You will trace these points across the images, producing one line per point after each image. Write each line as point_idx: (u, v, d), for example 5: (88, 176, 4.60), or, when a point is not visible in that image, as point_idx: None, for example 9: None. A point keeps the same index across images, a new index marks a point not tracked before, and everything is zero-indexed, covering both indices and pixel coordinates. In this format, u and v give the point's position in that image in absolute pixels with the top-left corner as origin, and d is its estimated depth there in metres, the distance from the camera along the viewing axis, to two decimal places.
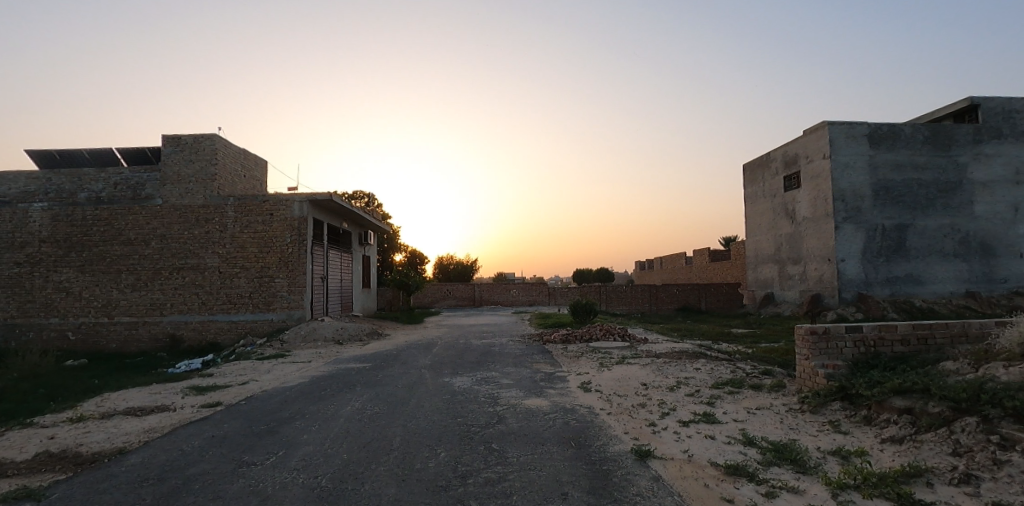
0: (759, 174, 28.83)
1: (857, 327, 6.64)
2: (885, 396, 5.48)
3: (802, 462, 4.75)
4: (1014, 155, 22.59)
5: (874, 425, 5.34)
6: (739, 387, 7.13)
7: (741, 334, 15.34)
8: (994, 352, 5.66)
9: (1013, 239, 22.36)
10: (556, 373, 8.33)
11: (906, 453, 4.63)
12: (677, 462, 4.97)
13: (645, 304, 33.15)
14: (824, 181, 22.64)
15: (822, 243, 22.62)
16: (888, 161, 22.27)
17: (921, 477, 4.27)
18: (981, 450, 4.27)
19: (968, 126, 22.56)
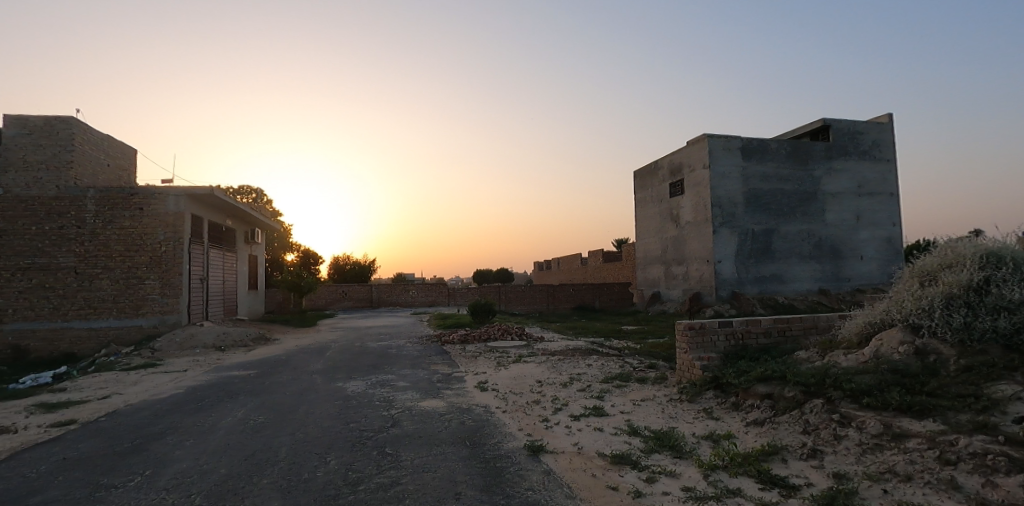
0: (648, 181, 30.77)
1: (728, 321, 7.20)
2: (751, 383, 6.03)
3: (679, 447, 5.17)
4: (857, 170, 26.05)
5: (741, 411, 5.86)
6: (626, 380, 7.48)
7: (629, 330, 16.24)
8: (837, 342, 6.47)
9: (856, 244, 25.69)
10: (454, 374, 8.27)
11: (766, 434, 5.21)
12: (568, 455, 5.15)
13: (543, 304, 34.07)
14: (704, 189, 24.69)
15: (702, 245, 24.63)
16: (758, 172, 24.78)
17: (777, 454, 4.94)
18: (825, 428, 5.01)
19: (821, 145, 25.70)
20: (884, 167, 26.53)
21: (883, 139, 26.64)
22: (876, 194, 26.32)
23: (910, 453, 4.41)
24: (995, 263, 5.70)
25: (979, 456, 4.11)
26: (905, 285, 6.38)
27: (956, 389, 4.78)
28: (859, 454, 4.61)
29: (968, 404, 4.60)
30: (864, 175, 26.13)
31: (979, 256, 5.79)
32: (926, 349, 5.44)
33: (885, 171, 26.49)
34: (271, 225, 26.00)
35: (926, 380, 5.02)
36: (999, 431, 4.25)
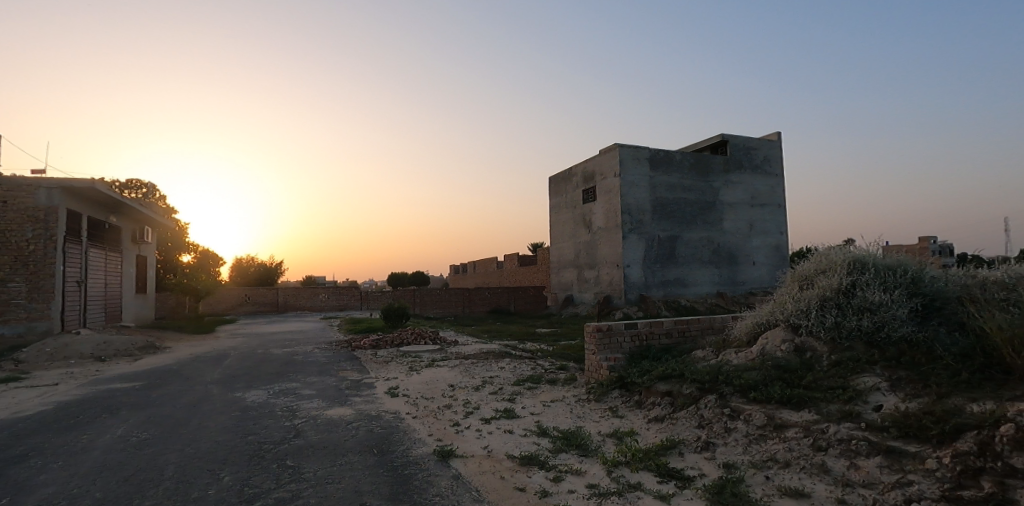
0: (562, 187, 31.71)
1: (633, 323, 7.56)
2: (653, 382, 6.37)
3: (585, 445, 5.36)
4: (751, 183, 28.32)
5: (643, 408, 6.17)
6: (538, 382, 7.65)
7: (541, 333, 16.67)
8: (730, 341, 7.00)
9: (749, 250, 27.93)
10: (363, 380, 8.07)
11: (665, 429, 5.51)
12: (477, 459, 5.17)
13: (460, 307, 33.85)
14: (615, 197, 25.90)
15: (613, 250, 25.81)
16: (664, 182, 26.34)
17: (675, 447, 5.25)
18: (717, 421, 5.40)
19: (719, 158, 27.71)
20: (773, 180, 28.94)
21: (773, 155, 29.08)
22: (767, 205, 28.67)
23: (789, 441, 4.87)
24: (859, 269, 6.48)
25: (845, 442, 4.63)
26: (786, 287, 7.07)
27: (828, 382, 5.34)
28: (746, 445, 5.02)
29: (837, 394, 5.16)
30: (757, 187, 28.43)
31: (847, 263, 6.53)
32: (803, 347, 6.05)
33: (774, 184, 28.91)
34: (164, 224, 24.10)
35: (804, 374, 5.58)
36: (861, 419, 4.82)
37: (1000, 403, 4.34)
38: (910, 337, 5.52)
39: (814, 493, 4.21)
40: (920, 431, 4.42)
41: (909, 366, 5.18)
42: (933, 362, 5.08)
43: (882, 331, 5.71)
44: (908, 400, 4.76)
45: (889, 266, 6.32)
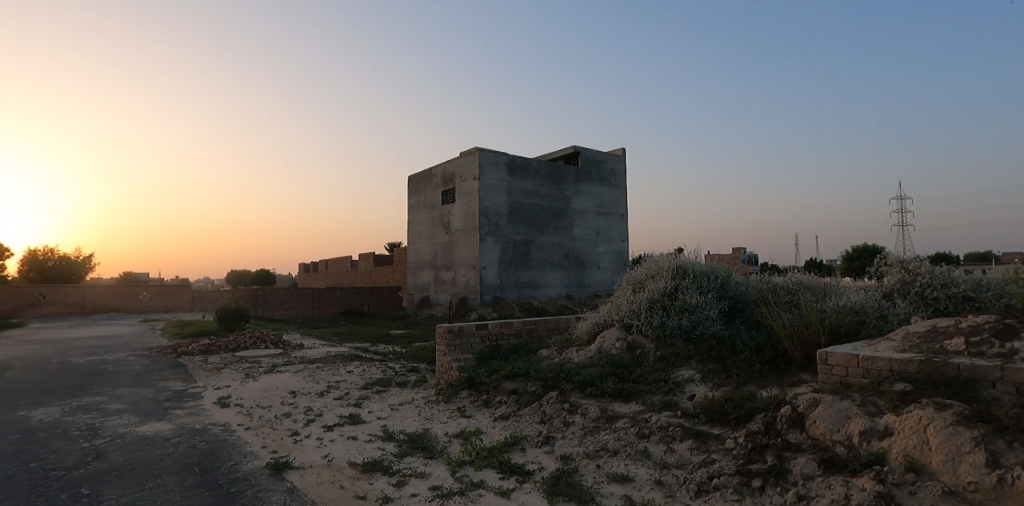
0: (420, 186, 31.05)
1: (484, 324, 7.83)
2: (500, 381, 6.64)
3: (431, 448, 5.42)
4: (598, 193, 30.39)
5: (490, 407, 6.38)
6: (386, 385, 7.59)
7: (396, 334, 16.49)
8: (573, 340, 7.53)
9: (595, 255, 29.86)
10: (189, 391, 7.46)
11: (510, 427, 5.76)
12: (316, 469, 4.97)
13: (307, 308, 29.03)
14: (473, 199, 26.20)
15: (469, 252, 26.13)
16: (520, 188, 27.29)
17: (518, 443, 5.49)
18: (557, 416, 5.76)
19: (571, 169, 29.40)
20: (616, 192, 31.25)
21: (618, 168, 31.47)
22: (612, 214, 30.89)
23: (619, 431, 5.33)
24: (681, 274, 7.43)
25: (664, 429, 5.21)
26: (622, 290, 7.88)
27: (652, 375, 5.98)
28: (582, 436, 5.41)
29: (660, 387, 5.78)
30: (604, 198, 30.58)
31: (671, 268, 7.48)
32: (634, 344, 6.72)
33: (617, 195, 31.24)
34: None
35: (633, 369, 6.19)
36: (678, 407, 5.44)
37: (782, 388, 5.21)
38: (718, 334, 6.40)
39: (637, 477, 4.69)
40: (723, 416, 5.14)
41: (716, 360, 5.98)
42: (735, 354, 5.94)
43: (697, 329, 6.55)
44: (714, 389, 5.47)
45: (703, 272, 7.34)
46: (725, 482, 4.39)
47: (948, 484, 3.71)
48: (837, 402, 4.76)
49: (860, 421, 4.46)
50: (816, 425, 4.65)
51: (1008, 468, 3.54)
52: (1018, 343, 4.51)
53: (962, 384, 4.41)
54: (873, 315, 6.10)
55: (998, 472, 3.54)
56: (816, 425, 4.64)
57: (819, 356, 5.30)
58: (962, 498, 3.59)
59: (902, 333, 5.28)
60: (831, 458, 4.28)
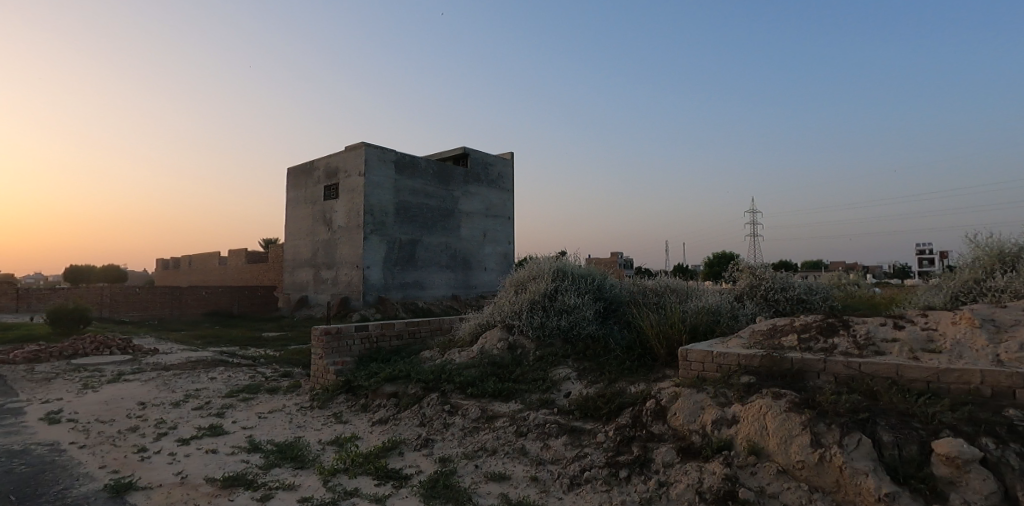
0: (301, 180, 28.10)
1: (364, 326, 7.59)
2: (379, 384, 6.47)
3: (302, 457, 5.11)
4: (485, 195, 29.86)
5: (368, 411, 6.18)
6: (255, 393, 7.05)
7: (271, 338, 15.32)
8: (456, 341, 7.55)
9: (481, 255, 29.15)
10: (6, 406, 6.35)
11: (388, 431, 5.62)
12: (165, 488, 4.43)
13: (163, 310, 24.97)
14: (358, 196, 24.37)
15: (352, 250, 24.32)
16: (407, 187, 25.98)
17: (396, 448, 5.36)
18: (437, 418, 5.72)
19: (458, 169, 28.52)
20: (502, 195, 30.73)
21: (505, 172, 31.07)
22: (498, 215, 30.38)
23: (498, 431, 5.39)
24: (561, 277, 7.81)
25: (541, 426, 5.36)
26: (505, 291, 8.10)
27: (531, 374, 6.14)
28: (462, 437, 5.41)
29: (538, 385, 5.95)
30: (490, 200, 30.14)
31: (552, 271, 7.85)
32: (515, 344, 6.87)
33: (504, 198, 30.77)
34: None
35: (513, 369, 6.32)
36: (554, 404, 5.64)
37: (649, 383, 5.56)
38: (593, 333, 6.77)
39: (513, 475, 4.77)
40: (595, 411, 5.40)
41: (591, 358, 6.29)
42: (608, 353, 6.30)
43: (574, 329, 6.87)
44: (588, 386, 5.73)
45: (581, 275, 7.76)
46: (595, 474, 4.62)
47: (781, 464, 4.31)
48: (694, 395, 5.16)
49: (713, 411, 4.91)
50: (676, 416, 5.03)
51: (827, 447, 4.17)
52: (837, 339, 5.24)
53: (793, 375, 5.03)
54: (726, 315, 6.81)
55: (820, 451, 4.16)
56: (676, 416, 5.02)
57: (681, 354, 5.70)
58: (793, 475, 4.22)
59: (749, 331, 5.91)
60: (688, 446, 4.70)
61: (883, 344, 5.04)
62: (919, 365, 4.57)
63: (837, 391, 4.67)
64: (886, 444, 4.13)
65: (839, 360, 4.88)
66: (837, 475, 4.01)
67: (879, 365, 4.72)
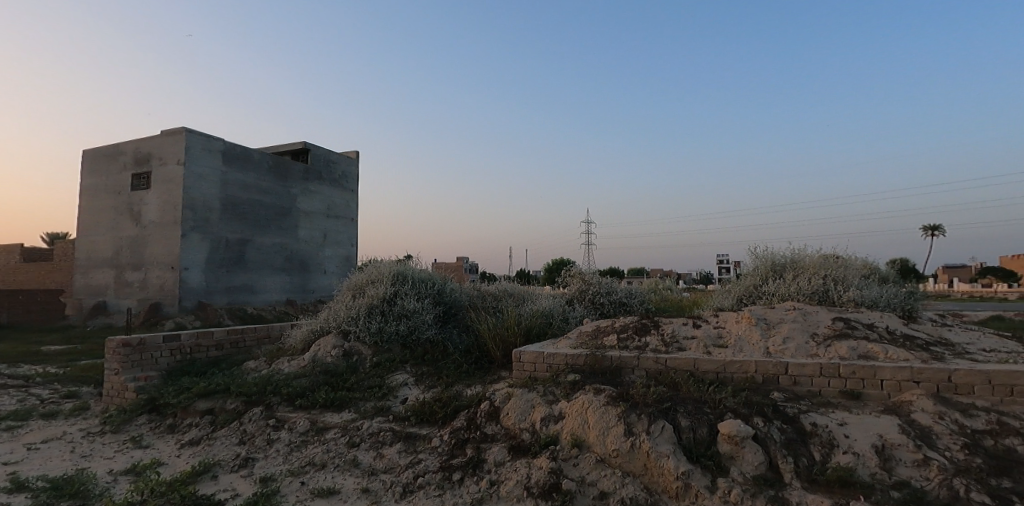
0: (103, 166, 18.12)
1: (175, 336, 7.11)
2: (191, 401, 6.01)
3: (86, 492, 4.32)
4: (328, 195, 21.37)
5: (177, 432, 5.72)
6: (25, 420, 5.96)
7: (56, 353, 12.62)
8: (285, 349, 7.31)
9: (321, 258, 20.87)
10: None
11: (201, 453, 5.14)
12: None
13: None
14: (176, 190, 16.03)
15: (158, 249, 16.20)
16: (240, 182, 17.74)
17: (209, 471, 4.83)
18: (260, 434, 5.37)
19: (297, 164, 20.15)
20: (348, 196, 22.47)
21: (349, 172, 22.70)
22: (341, 218, 21.96)
23: (329, 443, 5.16)
24: (401, 281, 7.84)
25: (375, 435, 5.23)
26: (342, 296, 7.92)
27: (367, 381, 6.02)
28: (287, 453, 5.06)
29: (374, 393, 5.83)
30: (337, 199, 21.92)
31: (391, 276, 7.84)
32: (351, 350, 6.71)
33: (349, 199, 22.52)
34: None
35: (348, 377, 6.13)
36: (390, 411, 5.55)
37: (484, 385, 5.67)
38: (431, 338, 6.85)
39: (343, 488, 4.53)
40: (431, 416, 5.38)
41: (429, 363, 6.33)
42: (447, 357, 6.39)
43: (413, 334, 6.91)
44: (426, 391, 5.70)
45: (421, 279, 7.90)
46: (427, 479, 4.57)
47: (599, 454, 4.64)
48: (525, 394, 5.37)
49: (541, 409, 5.14)
50: (507, 416, 5.19)
51: (637, 435, 4.58)
52: (648, 338, 5.84)
53: (612, 371, 5.47)
54: (557, 318, 7.32)
55: (631, 439, 4.56)
56: (508, 416, 5.18)
57: (515, 356, 5.88)
58: (609, 463, 4.56)
59: (576, 333, 6.33)
60: (518, 444, 4.86)
61: (685, 341, 5.72)
62: (710, 358, 5.25)
63: (646, 384, 5.15)
64: (683, 429, 4.65)
65: (650, 357, 5.44)
66: (644, 459, 4.44)
67: (681, 359, 5.32)
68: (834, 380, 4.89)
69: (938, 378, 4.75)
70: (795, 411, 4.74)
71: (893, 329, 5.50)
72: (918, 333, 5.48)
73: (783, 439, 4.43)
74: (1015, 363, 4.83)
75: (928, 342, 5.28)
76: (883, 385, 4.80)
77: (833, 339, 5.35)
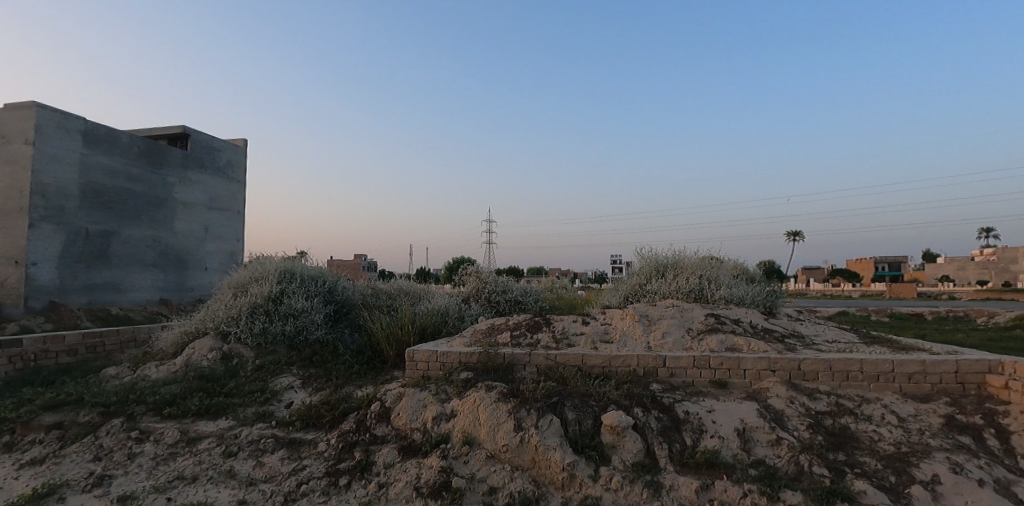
0: None
1: (16, 342, 6.60)
2: (34, 415, 5.28)
3: None
4: (211, 185, 18.36)
5: (13, 451, 4.95)
6: None
7: None
8: (154, 354, 6.90)
9: (202, 255, 17.88)
10: None
11: (44, 473, 4.50)
12: None
13: None
14: (21, 172, 13.22)
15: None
16: (106, 166, 14.97)
17: (54, 493, 4.23)
18: (119, 448, 4.81)
19: (173, 149, 17.11)
20: (235, 187, 19.47)
21: (236, 159, 19.57)
22: (226, 211, 19.02)
23: (201, 454, 4.73)
24: (288, 279, 7.70)
25: (255, 443, 4.87)
26: (222, 295, 7.68)
27: (248, 385, 5.74)
28: (151, 468, 4.57)
29: (255, 398, 5.54)
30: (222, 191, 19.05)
31: (277, 273, 7.66)
32: (231, 353, 6.52)
33: (236, 191, 19.52)
34: None
35: (226, 382, 5.84)
36: (272, 417, 5.26)
37: (375, 386, 5.57)
38: (321, 338, 6.84)
39: (216, 501, 4.14)
40: (318, 419, 5.15)
41: (317, 364, 6.28)
42: (336, 358, 6.36)
43: (300, 335, 6.85)
44: (312, 395, 5.54)
45: (310, 277, 7.85)
46: (311, 486, 4.30)
47: (490, 450, 4.65)
48: (417, 393, 5.31)
49: (433, 408, 5.09)
50: (399, 416, 5.07)
51: (526, 429, 4.65)
52: (539, 335, 6.07)
53: (504, 368, 5.57)
54: (452, 316, 7.79)
55: (521, 434, 4.61)
56: (399, 417, 5.06)
57: (408, 355, 5.82)
58: (498, 459, 4.57)
59: (471, 331, 6.43)
60: (409, 444, 4.74)
61: (573, 337, 6.03)
62: (596, 353, 5.54)
63: (536, 380, 5.30)
64: (570, 422, 4.81)
65: (541, 353, 5.61)
66: (533, 453, 4.50)
67: (570, 355, 5.55)
68: (705, 372, 5.35)
69: (790, 366, 5.37)
70: (671, 400, 5.10)
71: (755, 323, 6.24)
72: (775, 326, 6.31)
73: (660, 427, 4.72)
74: (848, 353, 5.64)
75: (783, 334, 6.09)
76: (745, 374, 5.34)
77: (705, 333, 5.92)
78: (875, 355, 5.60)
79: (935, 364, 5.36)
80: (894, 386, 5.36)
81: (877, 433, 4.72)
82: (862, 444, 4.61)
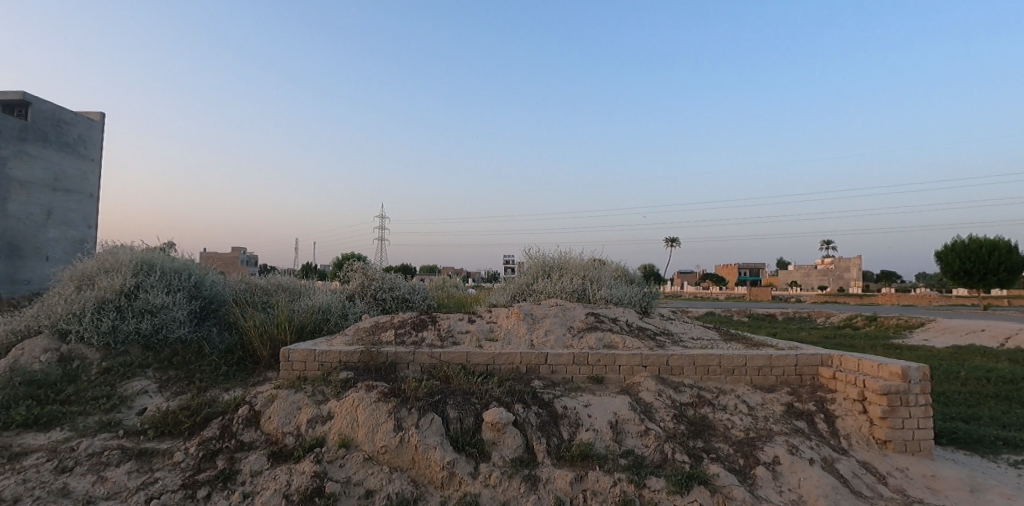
0: None
1: None
2: None
3: None
4: (56, 162, 14.98)
5: None
6: None
7: None
8: None
9: (41, 242, 14.37)
10: None
11: None
12: None
13: None
14: None
15: None
16: None
17: None
18: None
19: (8, 117, 13.70)
20: (88, 167, 16.08)
21: (91, 135, 16.26)
22: (73, 193, 15.53)
23: (25, 472, 4.06)
24: (145, 271, 7.04)
25: (96, 455, 4.30)
26: (62, 289, 6.83)
27: (91, 392, 5.14)
28: None
29: (100, 405, 4.95)
30: (69, 172, 15.41)
31: (133, 265, 6.98)
32: (70, 355, 5.80)
33: (89, 171, 16.11)
34: None
35: (62, 388, 5.17)
36: (119, 426, 4.72)
37: (245, 389, 5.27)
38: (184, 337, 6.36)
39: None
40: (175, 427, 4.69)
41: (177, 366, 5.82)
42: (200, 359, 5.95)
43: (159, 333, 6.31)
44: (170, 400, 5.11)
45: (173, 270, 7.23)
46: (164, 501, 3.82)
47: (367, 452, 4.45)
48: (291, 396, 5.03)
49: (308, 410, 4.84)
50: (269, 420, 4.76)
51: (405, 429, 4.54)
52: (425, 332, 6.13)
53: (386, 367, 5.50)
54: (334, 313, 7.77)
55: (400, 434, 4.49)
56: (269, 421, 4.75)
57: (284, 354, 5.56)
58: (376, 461, 4.39)
59: (354, 330, 6.34)
60: (279, 450, 4.42)
61: (459, 335, 6.17)
62: (480, 352, 5.67)
63: (419, 379, 5.27)
64: (451, 420, 4.79)
65: (425, 352, 5.63)
66: (412, 453, 4.39)
67: (454, 354, 5.63)
68: (583, 368, 5.68)
69: (659, 362, 5.84)
70: (550, 396, 5.29)
71: (630, 322, 6.83)
72: (648, 325, 6.92)
73: (538, 422, 4.84)
74: (708, 349, 6.30)
75: (654, 332, 6.70)
76: (620, 370, 5.73)
77: (584, 331, 6.33)
78: (731, 351, 6.29)
79: (779, 359, 6.09)
80: (746, 378, 6.00)
81: (730, 421, 5.23)
82: (718, 431, 5.08)
